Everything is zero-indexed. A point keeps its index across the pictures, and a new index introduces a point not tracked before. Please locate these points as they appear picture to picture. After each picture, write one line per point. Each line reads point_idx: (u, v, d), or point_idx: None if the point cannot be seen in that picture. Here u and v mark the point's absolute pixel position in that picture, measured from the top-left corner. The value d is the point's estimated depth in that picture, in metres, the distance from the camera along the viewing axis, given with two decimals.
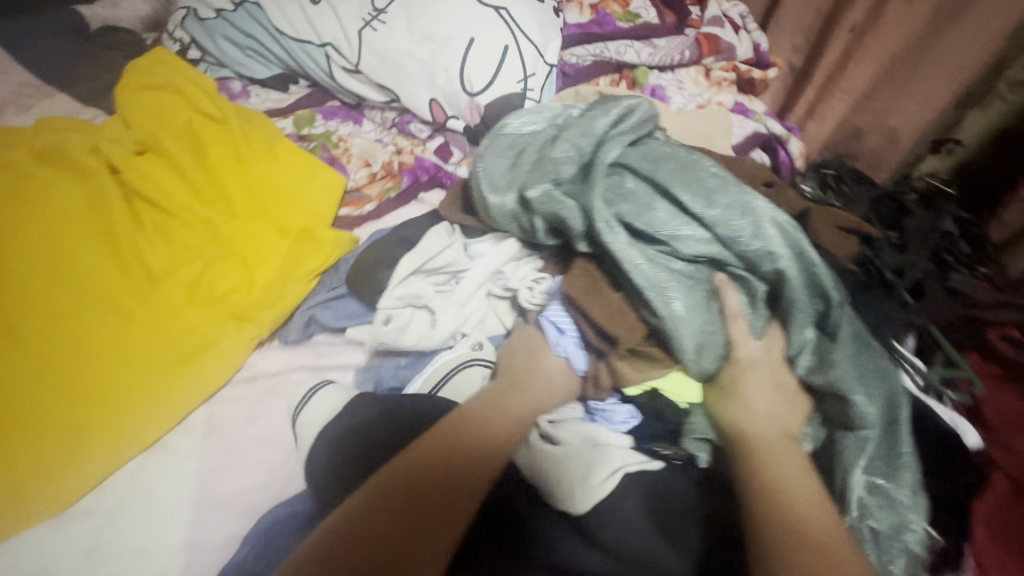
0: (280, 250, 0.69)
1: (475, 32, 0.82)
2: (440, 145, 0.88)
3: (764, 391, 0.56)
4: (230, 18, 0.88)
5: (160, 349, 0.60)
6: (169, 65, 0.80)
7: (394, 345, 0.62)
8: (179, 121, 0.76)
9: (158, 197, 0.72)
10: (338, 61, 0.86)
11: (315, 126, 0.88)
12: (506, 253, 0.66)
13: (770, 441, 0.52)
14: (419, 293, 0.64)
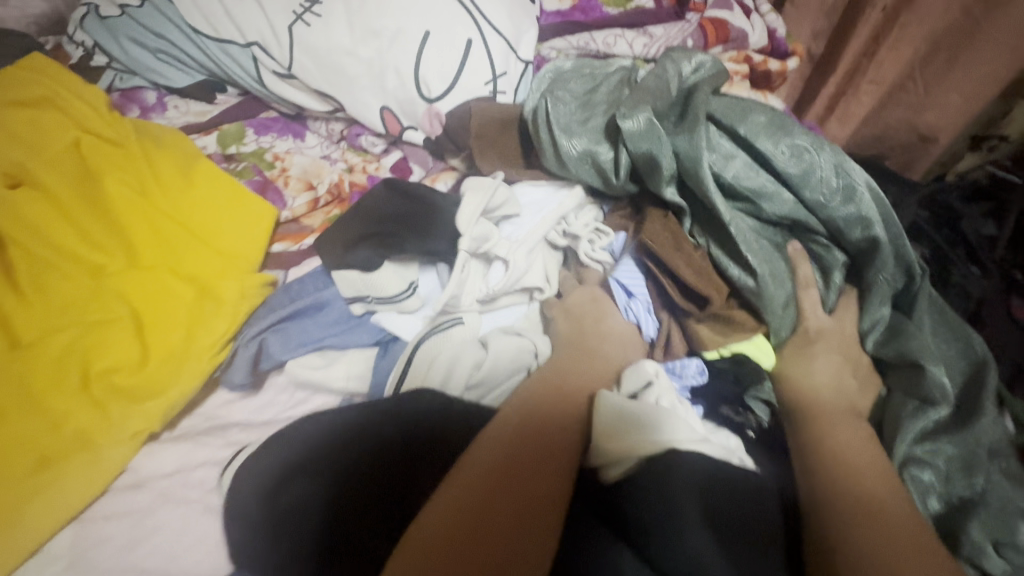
0: (185, 305, 0.55)
1: (431, 23, 0.67)
2: (398, 160, 0.74)
3: (831, 365, 0.52)
4: (138, 15, 0.73)
5: (10, 448, 0.45)
6: (55, 78, 0.65)
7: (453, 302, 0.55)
8: (63, 143, 0.62)
9: (30, 239, 0.57)
10: (268, 64, 0.71)
11: (246, 142, 0.73)
12: (571, 202, 0.61)
13: (834, 413, 0.49)
14: (486, 236, 0.56)
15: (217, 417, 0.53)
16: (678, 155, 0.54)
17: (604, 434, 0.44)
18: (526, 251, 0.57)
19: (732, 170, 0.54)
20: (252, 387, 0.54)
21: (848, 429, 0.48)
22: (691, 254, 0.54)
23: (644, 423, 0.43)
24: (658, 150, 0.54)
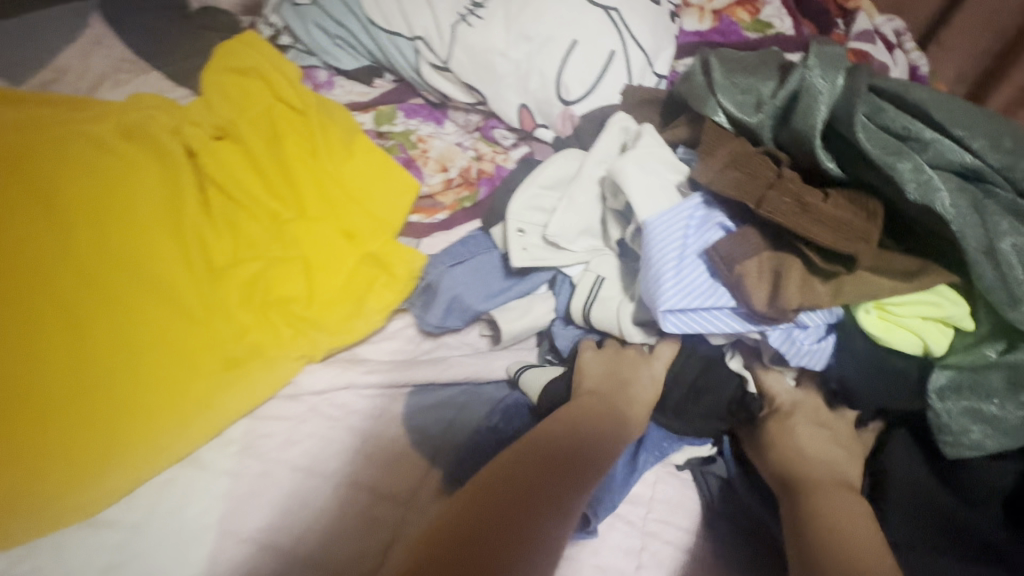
0: (344, 261, 0.64)
1: (580, 34, 0.73)
2: (525, 155, 0.81)
3: (813, 436, 0.56)
4: (325, 5, 0.83)
5: (209, 349, 0.57)
6: (251, 45, 0.74)
7: (543, 261, 0.64)
8: (259, 108, 0.72)
9: (230, 185, 0.69)
10: (427, 56, 0.79)
11: (395, 124, 0.82)
12: (611, 145, 0.64)
13: (825, 488, 0.51)
14: (542, 202, 0.65)
15: (357, 352, 0.62)
16: (838, 99, 0.52)
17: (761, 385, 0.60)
18: (577, 207, 0.63)
19: (897, 117, 0.51)
20: (437, 331, 0.64)
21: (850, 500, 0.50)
22: (822, 211, 0.50)
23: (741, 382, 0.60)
24: (819, 98, 0.52)
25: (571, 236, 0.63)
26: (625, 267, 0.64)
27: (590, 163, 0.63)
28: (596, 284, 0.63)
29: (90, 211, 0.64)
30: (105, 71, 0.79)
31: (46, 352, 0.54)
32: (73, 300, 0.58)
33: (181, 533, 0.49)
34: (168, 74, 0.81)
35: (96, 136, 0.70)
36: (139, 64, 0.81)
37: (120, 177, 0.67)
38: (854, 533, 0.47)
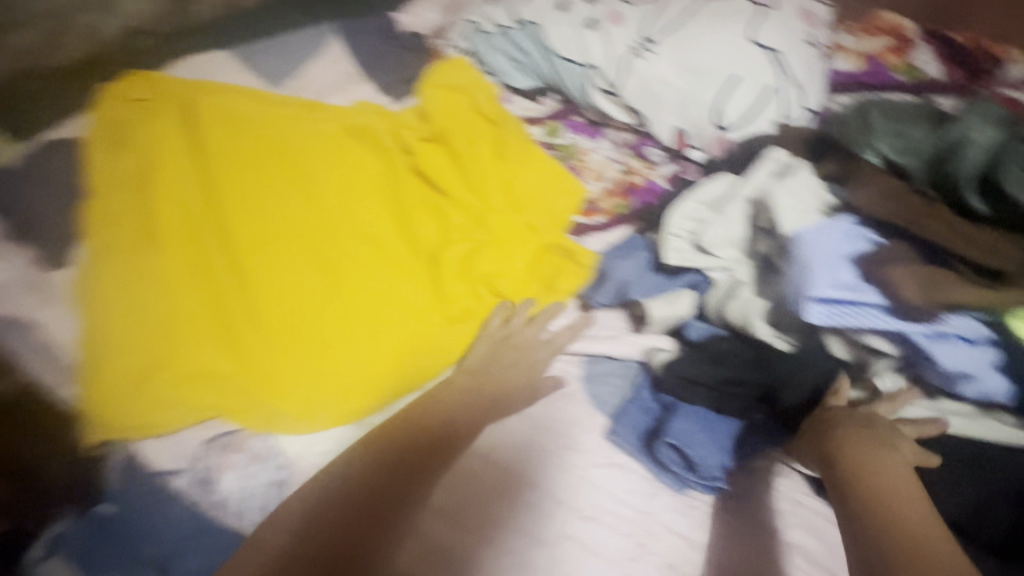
0: (531, 246, 0.77)
1: (742, 70, 0.83)
2: (674, 172, 0.91)
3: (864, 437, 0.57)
4: (511, 34, 0.98)
5: (434, 308, 0.71)
6: (460, 70, 0.92)
7: (691, 264, 0.70)
8: (462, 117, 0.87)
9: (436, 176, 0.83)
10: (597, 81, 0.92)
11: (561, 137, 0.96)
12: (767, 169, 0.69)
13: (864, 477, 0.54)
14: (695, 213, 0.71)
15: None
16: (990, 155, 0.63)
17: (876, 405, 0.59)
18: (731, 221, 0.68)
19: None
20: (590, 307, 0.73)
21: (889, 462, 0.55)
22: (972, 237, 0.61)
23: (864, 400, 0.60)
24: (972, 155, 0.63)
25: (721, 247, 0.68)
26: (765, 279, 0.66)
27: (749, 183, 0.69)
28: (739, 288, 0.67)
29: (335, 189, 0.80)
30: (332, 79, 0.96)
31: (315, 299, 0.70)
32: (329, 261, 0.73)
33: (428, 442, 0.64)
34: (379, 84, 0.98)
35: (332, 132, 0.87)
36: (357, 75, 0.98)
37: (354, 165, 0.83)
38: (904, 510, 0.51)
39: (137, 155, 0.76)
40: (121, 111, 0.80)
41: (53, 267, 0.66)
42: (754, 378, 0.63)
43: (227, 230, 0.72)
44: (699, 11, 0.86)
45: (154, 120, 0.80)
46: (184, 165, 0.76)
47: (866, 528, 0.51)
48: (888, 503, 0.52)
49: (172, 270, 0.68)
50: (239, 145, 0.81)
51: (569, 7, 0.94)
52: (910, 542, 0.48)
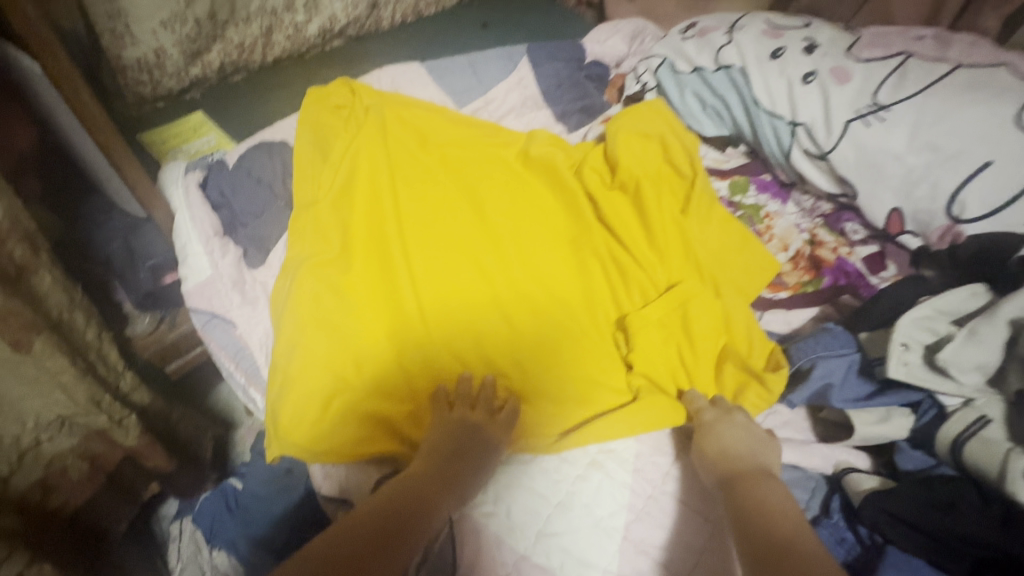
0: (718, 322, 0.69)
1: (999, 154, 0.70)
2: (873, 254, 0.82)
3: (776, 490, 0.51)
4: (708, 76, 0.91)
5: (607, 375, 0.67)
6: (659, 114, 0.86)
7: (922, 382, 0.59)
8: (652, 167, 0.81)
9: (617, 224, 0.76)
10: (802, 142, 0.83)
11: (746, 196, 0.88)
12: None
13: (770, 499, 0.49)
14: (933, 324, 0.61)
15: None
16: None
17: None
18: (983, 344, 0.57)
19: None
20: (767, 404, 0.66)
21: (774, 485, 0.51)
22: None
23: None
24: None
25: (965, 370, 0.57)
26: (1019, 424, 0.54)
27: (1016, 299, 0.56)
28: (983, 423, 0.55)
29: (511, 224, 0.77)
30: (514, 104, 0.95)
31: (486, 346, 0.67)
32: (502, 305, 0.70)
33: (597, 525, 0.57)
34: (555, 114, 0.96)
35: (509, 161, 0.82)
36: (538, 102, 0.96)
37: (532, 202, 0.79)
38: (774, 509, 0.48)
39: (331, 163, 0.75)
40: (319, 113, 0.79)
41: (256, 267, 0.70)
42: (994, 539, 0.51)
43: (408, 256, 0.71)
44: (947, 81, 0.75)
45: (348, 127, 0.79)
46: (372, 180, 0.75)
47: (744, 509, 0.49)
48: (767, 500, 0.49)
49: (356, 293, 0.68)
50: (425, 165, 0.79)
51: (783, 55, 0.85)
52: (785, 535, 0.44)
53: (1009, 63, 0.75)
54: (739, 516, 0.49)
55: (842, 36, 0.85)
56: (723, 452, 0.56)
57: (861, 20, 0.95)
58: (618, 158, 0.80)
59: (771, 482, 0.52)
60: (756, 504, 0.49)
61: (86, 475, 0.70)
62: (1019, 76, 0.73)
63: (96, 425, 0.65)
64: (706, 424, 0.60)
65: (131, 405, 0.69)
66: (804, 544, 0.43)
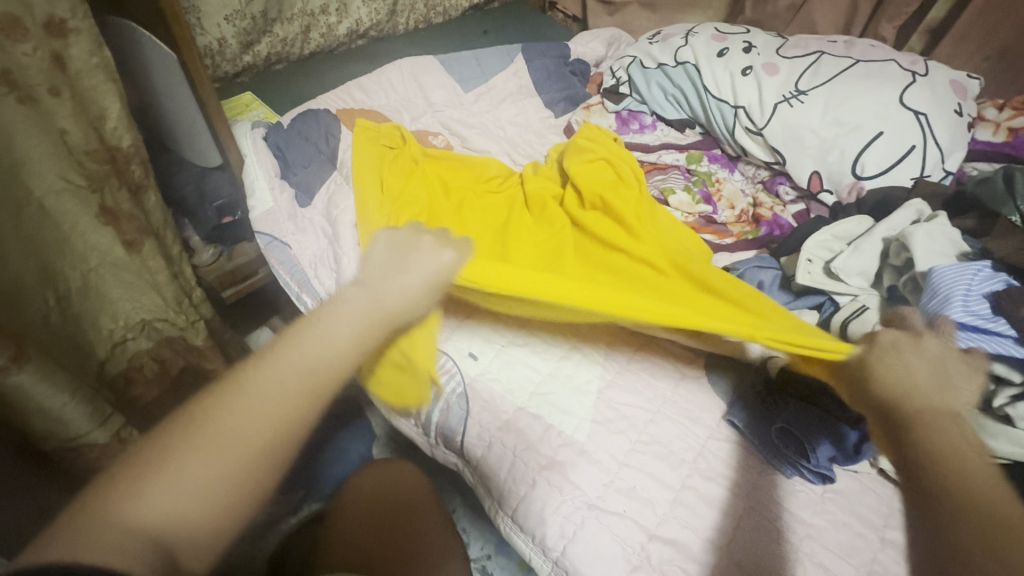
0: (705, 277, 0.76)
1: (886, 127, 0.92)
2: (801, 211, 1.00)
3: (948, 426, 0.45)
4: (669, 71, 1.12)
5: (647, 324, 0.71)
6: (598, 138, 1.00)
7: (823, 283, 0.77)
8: (608, 177, 0.93)
9: (597, 223, 0.85)
10: (744, 122, 1.03)
11: (701, 165, 1.07)
12: (904, 218, 0.78)
13: (954, 445, 0.44)
14: (830, 246, 0.80)
15: None
16: None
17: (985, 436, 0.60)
18: (863, 252, 0.76)
19: None
20: None
21: (960, 428, 0.45)
22: None
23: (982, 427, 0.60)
24: None
25: (851, 275, 0.76)
26: (888, 309, 0.73)
27: (885, 223, 0.77)
28: (863, 307, 0.73)
29: (514, 233, 0.85)
30: (511, 92, 1.15)
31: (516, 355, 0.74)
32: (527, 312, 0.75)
33: (575, 389, 0.72)
34: (544, 101, 1.15)
35: (505, 188, 0.94)
36: (531, 90, 1.16)
37: (533, 214, 0.89)
38: (965, 455, 0.43)
39: (381, 187, 0.86)
40: (371, 145, 0.91)
41: (305, 206, 0.87)
42: None
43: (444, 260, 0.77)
44: (850, 72, 0.97)
45: (393, 164, 0.90)
46: (412, 198, 0.86)
47: (915, 444, 0.45)
48: (934, 441, 0.44)
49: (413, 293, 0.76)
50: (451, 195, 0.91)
51: (728, 54, 1.06)
52: (997, 510, 0.39)
53: (896, 59, 0.97)
54: (907, 454, 0.45)
55: (773, 40, 1.07)
56: (904, 381, 0.49)
57: (792, 31, 1.19)
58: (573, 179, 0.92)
59: (953, 420, 0.45)
60: (929, 442, 0.44)
61: (155, 375, 0.85)
62: (902, 69, 0.95)
63: (173, 329, 0.82)
64: (886, 348, 0.54)
65: (199, 314, 0.86)
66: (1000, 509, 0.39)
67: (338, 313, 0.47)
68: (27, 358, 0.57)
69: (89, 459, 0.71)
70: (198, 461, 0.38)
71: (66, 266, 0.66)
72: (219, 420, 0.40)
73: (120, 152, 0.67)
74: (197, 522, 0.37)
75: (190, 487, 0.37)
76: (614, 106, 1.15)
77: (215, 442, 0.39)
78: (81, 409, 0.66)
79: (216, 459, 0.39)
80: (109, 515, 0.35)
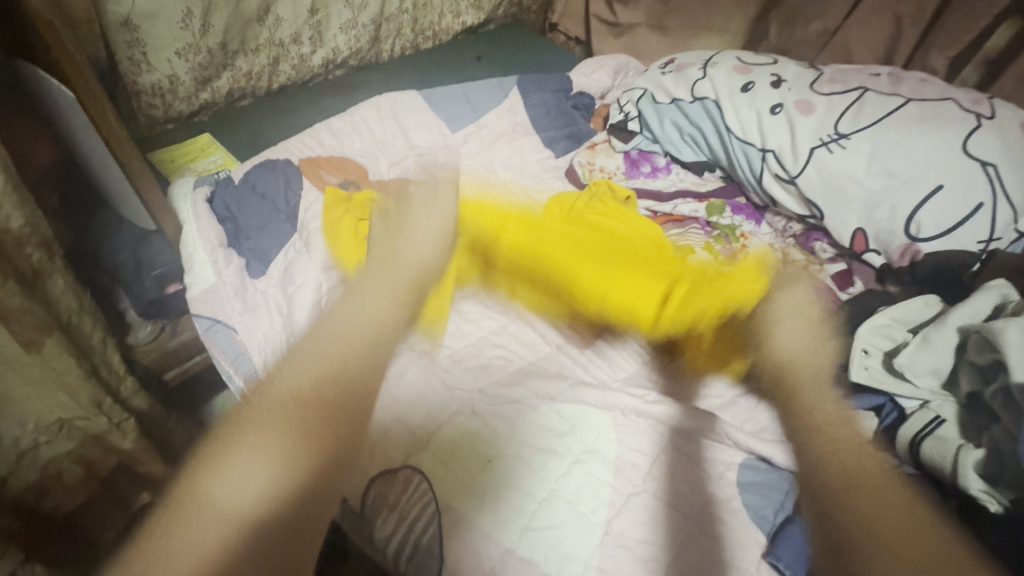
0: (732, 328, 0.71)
1: (947, 179, 0.77)
2: (842, 271, 0.86)
3: (825, 409, 0.63)
4: (686, 107, 0.98)
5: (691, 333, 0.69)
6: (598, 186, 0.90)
7: (884, 383, 0.63)
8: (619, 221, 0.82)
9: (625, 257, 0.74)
10: (773, 167, 0.89)
11: (723, 217, 0.93)
12: (984, 304, 0.63)
13: (854, 451, 0.59)
14: (891, 334, 0.66)
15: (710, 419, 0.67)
16: None
17: None
18: (932, 347, 0.62)
19: None
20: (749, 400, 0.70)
21: (831, 406, 0.63)
22: None
23: None
24: None
25: (918, 376, 0.62)
26: (969, 422, 0.59)
27: (961, 309, 0.62)
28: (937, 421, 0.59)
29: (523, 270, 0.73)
30: (506, 130, 1.01)
31: (518, 452, 0.62)
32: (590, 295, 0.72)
33: (581, 520, 0.58)
34: (543, 140, 1.02)
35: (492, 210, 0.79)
36: (528, 128, 1.03)
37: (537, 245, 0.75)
38: (856, 470, 0.57)
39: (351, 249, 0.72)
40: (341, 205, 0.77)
41: (258, 277, 0.73)
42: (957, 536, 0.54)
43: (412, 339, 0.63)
44: (900, 112, 0.82)
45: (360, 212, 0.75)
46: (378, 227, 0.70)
47: (823, 483, 0.57)
48: (852, 479, 0.56)
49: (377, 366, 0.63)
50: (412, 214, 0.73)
51: (753, 89, 0.93)
52: (879, 523, 0.53)
53: (955, 97, 0.83)
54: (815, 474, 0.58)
55: (806, 72, 0.93)
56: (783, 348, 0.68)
57: (825, 58, 1.05)
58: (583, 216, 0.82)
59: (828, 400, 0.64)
60: (825, 441, 0.60)
61: (81, 479, 0.71)
62: (963, 109, 0.81)
63: (95, 428, 0.68)
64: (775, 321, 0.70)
65: (129, 412, 0.72)
66: (888, 521, 0.52)
67: (292, 384, 0.51)
68: None
69: None
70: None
71: None
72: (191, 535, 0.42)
73: (8, 235, 0.54)
74: None
75: None
76: (623, 145, 1.01)
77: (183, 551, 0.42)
78: None
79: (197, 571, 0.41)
80: None
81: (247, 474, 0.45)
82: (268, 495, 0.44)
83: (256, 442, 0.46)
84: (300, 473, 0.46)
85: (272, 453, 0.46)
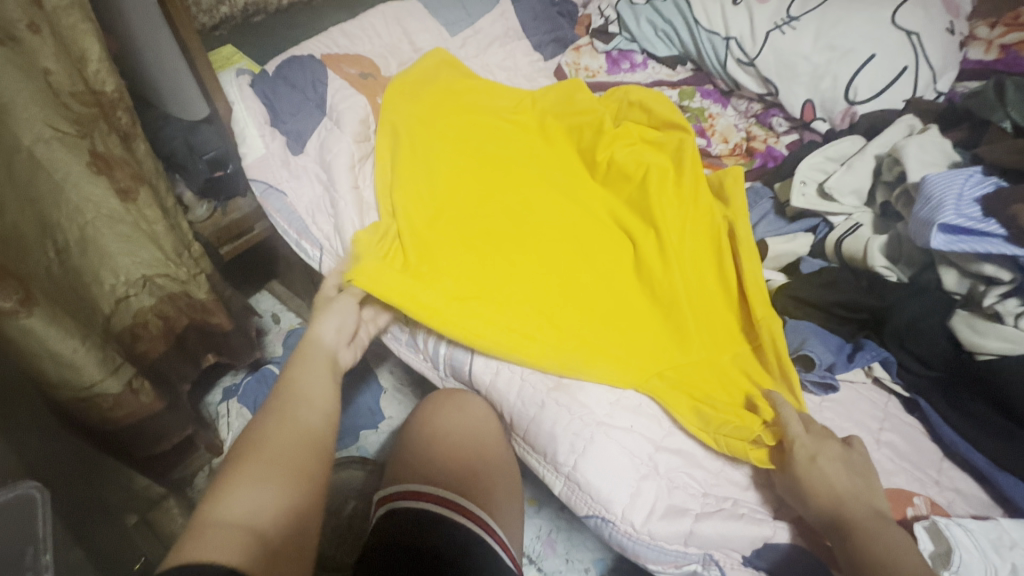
0: (696, 269, 0.76)
1: (879, 49, 0.91)
2: (794, 141, 0.98)
3: (838, 472, 0.56)
4: (659, 6, 1.10)
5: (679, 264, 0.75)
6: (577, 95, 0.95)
7: (818, 203, 0.79)
8: (598, 154, 0.88)
9: (595, 194, 0.86)
10: (736, 53, 1.01)
11: (694, 101, 1.06)
12: (894, 135, 0.80)
13: (903, 549, 0.50)
14: (824, 168, 0.82)
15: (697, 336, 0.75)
16: None
17: (968, 335, 0.63)
18: (855, 170, 0.78)
19: None
20: None
21: (891, 533, 0.51)
22: None
23: (963, 331, 0.63)
24: None
25: (845, 195, 0.78)
26: (881, 224, 0.75)
27: (877, 141, 0.78)
28: (857, 223, 0.76)
29: (522, 201, 0.84)
30: (499, 35, 1.12)
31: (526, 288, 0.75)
32: (455, 279, 0.75)
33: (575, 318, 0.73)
34: (532, 44, 1.13)
35: (526, 124, 0.95)
36: (519, 33, 1.13)
37: (541, 160, 0.90)
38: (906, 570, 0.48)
39: (412, 143, 0.86)
40: (399, 101, 0.91)
41: (298, 154, 0.87)
42: (867, 301, 0.70)
43: (491, 188, 0.85)
44: None
45: (427, 110, 0.91)
46: (437, 140, 0.88)
47: None
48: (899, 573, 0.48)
49: (430, 235, 0.78)
50: (476, 132, 0.91)
51: None
52: None
53: None
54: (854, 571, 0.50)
55: None
56: (829, 488, 0.55)
57: None
58: (581, 150, 0.92)
59: (888, 525, 0.52)
60: (873, 553, 0.50)
61: (161, 331, 0.83)
62: None
63: (180, 278, 0.81)
64: (804, 455, 0.57)
65: (199, 268, 0.86)
66: None
67: (275, 425, 0.57)
68: (34, 300, 0.58)
69: (103, 410, 0.72)
70: (257, 481, 0.51)
71: (61, 218, 0.65)
72: (256, 457, 0.53)
73: (105, 96, 0.65)
74: (273, 514, 0.50)
75: (256, 501, 0.50)
76: (604, 46, 1.13)
77: (254, 461, 0.53)
78: (92, 355, 0.66)
79: (276, 493, 0.51)
80: (221, 518, 0.47)
81: (252, 497, 0.50)
82: (268, 509, 0.50)
83: (253, 474, 0.51)
84: (299, 500, 0.52)
85: (282, 476, 0.53)
